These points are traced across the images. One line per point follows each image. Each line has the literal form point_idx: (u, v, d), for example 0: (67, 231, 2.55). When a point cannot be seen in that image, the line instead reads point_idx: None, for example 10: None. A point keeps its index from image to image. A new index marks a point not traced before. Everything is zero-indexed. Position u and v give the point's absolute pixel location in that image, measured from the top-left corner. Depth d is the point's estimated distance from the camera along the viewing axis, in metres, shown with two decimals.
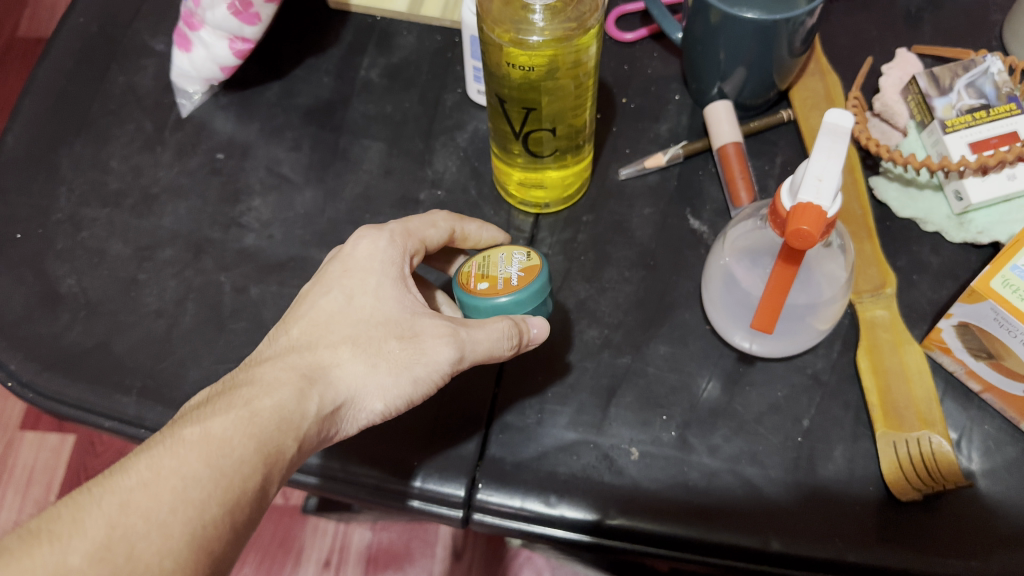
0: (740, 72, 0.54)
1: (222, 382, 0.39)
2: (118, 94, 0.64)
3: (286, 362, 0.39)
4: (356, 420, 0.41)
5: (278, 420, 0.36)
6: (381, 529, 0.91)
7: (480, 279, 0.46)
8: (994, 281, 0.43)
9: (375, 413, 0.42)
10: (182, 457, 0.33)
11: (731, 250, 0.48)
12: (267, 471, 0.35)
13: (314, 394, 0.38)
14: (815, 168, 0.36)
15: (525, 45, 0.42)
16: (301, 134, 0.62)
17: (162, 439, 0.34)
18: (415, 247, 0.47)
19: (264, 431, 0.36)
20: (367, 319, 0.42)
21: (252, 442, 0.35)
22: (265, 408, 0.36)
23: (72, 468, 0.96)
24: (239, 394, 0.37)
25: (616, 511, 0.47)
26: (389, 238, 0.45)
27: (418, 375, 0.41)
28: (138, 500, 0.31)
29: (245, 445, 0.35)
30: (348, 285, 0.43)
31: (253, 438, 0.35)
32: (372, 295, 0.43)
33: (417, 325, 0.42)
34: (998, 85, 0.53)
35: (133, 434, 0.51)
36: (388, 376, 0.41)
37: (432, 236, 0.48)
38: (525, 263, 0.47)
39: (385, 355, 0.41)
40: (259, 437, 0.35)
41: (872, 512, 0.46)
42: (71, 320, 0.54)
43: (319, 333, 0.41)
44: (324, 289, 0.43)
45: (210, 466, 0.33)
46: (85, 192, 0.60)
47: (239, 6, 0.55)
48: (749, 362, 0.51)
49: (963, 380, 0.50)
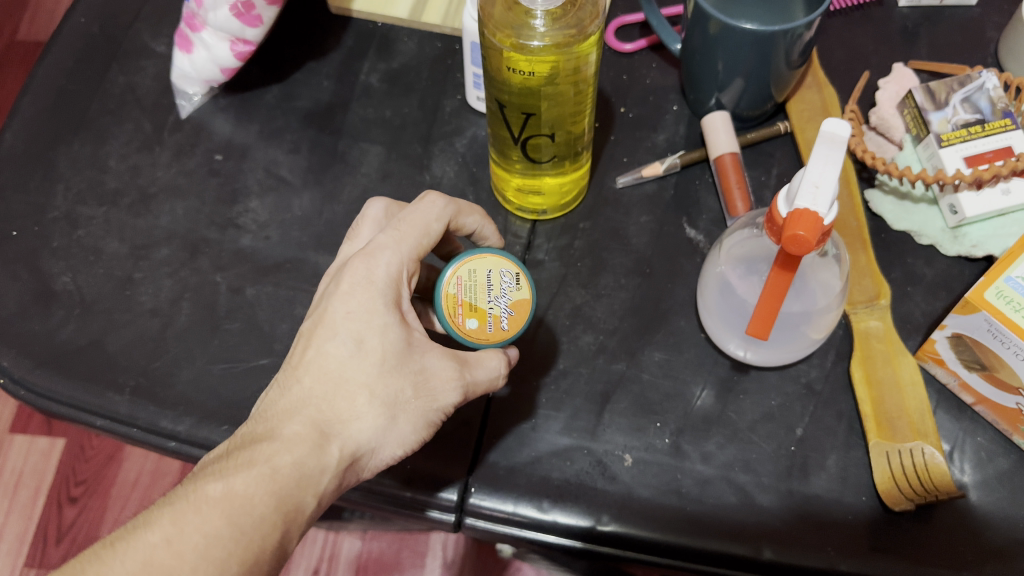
0: (738, 83, 0.55)
1: (237, 433, 0.39)
2: (118, 93, 0.64)
3: (301, 418, 0.39)
4: (374, 467, 0.41)
5: (298, 478, 0.37)
6: (371, 539, 0.90)
7: (469, 312, 0.44)
8: (988, 292, 0.43)
9: (394, 456, 0.41)
10: (204, 514, 0.34)
11: (727, 258, 0.48)
12: (286, 529, 0.36)
13: (333, 448, 0.38)
14: (812, 174, 0.36)
15: (526, 50, 0.43)
16: (300, 137, 0.62)
17: (185, 493, 0.35)
18: (415, 267, 0.43)
19: (285, 488, 0.36)
20: (379, 365, 0.40)
21: (272, 499, 0.36)
22: (283, 469, 0.36)
23: (61, 472, 0.95)
24: (259, 449, 0.37)
25: (608, 517, 0.47)
26: (390, 268, 0.42)
27: (431, 419, 0.41)
28: (161, 557, 0.33)
29: (266, 503, 0.36)
30: (355, 327, 0.40)
31: (274, 495, 0.36)
32: (380, 336, 0.40)
33: (430, 367, 0.41)
34: (993, 100, 0.53)
35: (125, 433, 0.50)
36: (404, 425, 0.40)
37: (425, 245, 0.44)
38: (514, 294, 0.45)
39: (402, 406, 0.40)
40: (280, 498, 0.36)
41: (864, 522, 0.46)
42: (65, 318, 0.54)
43: (330, 382, 0.40)
44: (330, 331, 0.40)
45: (230, 524, 0.34)
46: (83, 191, 0.60)
47: (241, 8, 0.55)
48: (743, 370, 0.51)
49: (956, 392, 0.50)
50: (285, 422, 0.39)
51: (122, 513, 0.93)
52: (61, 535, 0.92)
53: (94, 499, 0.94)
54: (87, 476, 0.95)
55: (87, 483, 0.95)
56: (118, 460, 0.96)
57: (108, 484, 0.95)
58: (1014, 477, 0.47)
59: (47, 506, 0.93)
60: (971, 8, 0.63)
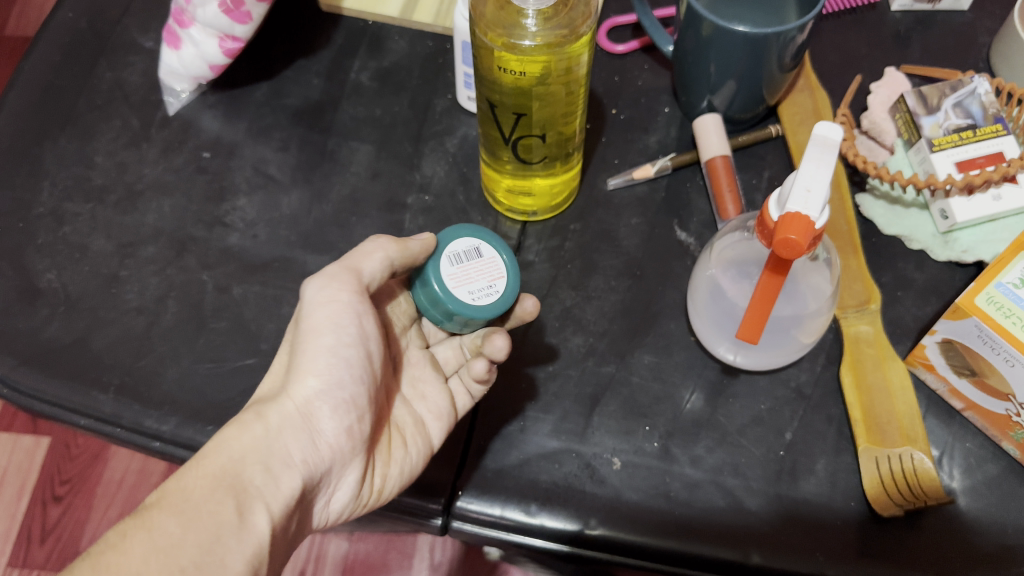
0: (730, 86, 0.54)
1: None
2: (106, 89, 0.63)
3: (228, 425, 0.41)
4: (319, 423, 0.41)
5: (227, 455, 0.38)
6: (359, 539, 0.90)
7: None
8: (978, 298, 0.43)
9: (314, 398, 0.41)
10: (152, 507, 0.35)
11: (717, 260, 0.48)
12: (239, 499, 0.36)
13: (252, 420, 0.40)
14: (805, 179, 0.36)
15: (517, 49, 0.42)
16: (290, 135, 0.61)
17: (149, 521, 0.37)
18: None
19: (215, 467, 0.37)
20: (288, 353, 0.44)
21: (208, 480, 0.37)
22: (213, 450, 0.38)
23: (46, 471, 0.94)
24: None
25: (596, 521, 0.47)
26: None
27: (330, 340, 0.42)
28: (109, 560, 0.33)
29: (201, 477, 0.36)
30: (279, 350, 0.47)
31: (204, 474, 0.37)
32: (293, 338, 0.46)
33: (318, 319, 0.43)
34: (985, 105, 0.53)
35: (109, 432, 0.50)
36: (310, 359, 0.41)
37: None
38: None
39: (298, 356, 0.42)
40: (216, 473, 0.37)
41: (853, 527, 0.46)
42: (49, 315, 0.54)
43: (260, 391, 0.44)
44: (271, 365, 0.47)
45: (176, 514, 0.34)
46: (69, 187, 0.59)
47: (230, 4, 0.55)
48: (733, 374, 0.51)
49: (945, 398, 0.50)
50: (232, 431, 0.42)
51: (107, 513, 0.92)
52: (45, 534, 0.91)
53: (79, 498, 0.93)
54: (72, 475, 0.94)
55: (72, 482, 0.94)
56: (104, 459, 0.95)
57: (94, 482, 0.94)
58: (1003, 483, 0.47)
59: (31, 505, 0.93)
60: (964, 13, 0.63)
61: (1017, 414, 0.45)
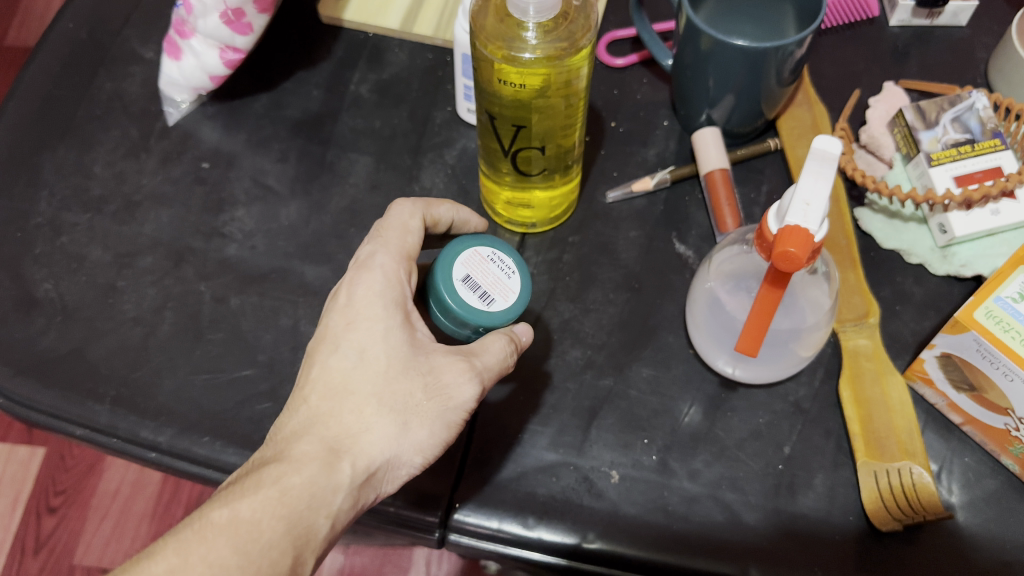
0: (728, 100, 0.55)
1: (252, 461, 0.39)
2: (105, 100, 0.63)
3: (308, 437, 0.38)
4: (390, 481, 0.40)
5: (308, 498, 0.36)
6: (353, 554, 0.89)
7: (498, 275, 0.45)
8: (977, 312, 0.43)
9: (410, 465, 0.40)
10: (210, 543, 0.34)
11: (716, 274, 0.48)
12: (299, 551, 0.36)
13: (343, 465, 0.38)
14: (803, 193, 0.36)
15: (517, 62, 0.42)
16: (289, 146, 0.61)
17: (192, 522, 0.35)
18: (410, 267, 0.43)
19: (294, 510, 0.36)
20: (384, 371, 0.40)
21: (280, 524, 0.36)
22: (293, 487, 0.36)
23: (40, 482, 0.94)
24: (283, 441, 0.39)
25: (594, 535, 0.46)
26: (385, 269, 0.42)
27: (448, 417, 0.40)
28: None
29: (274, 528, 0.35)
30: (356, 339, 0.41)
31: (282, 520, 0.36)
32: (383, 342, 0.40)
33: (437, 365, 0.41)
34: (983, 120, 0.54)
35: (104, 443, 0.50)
36: (416, 433, 0.39)
37: (414, 242, 0.44)
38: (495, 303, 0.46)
39: (412, 411, 0.39)
40: (287, 518, 0.36)
41: (851, 543, 0.46)
42: (46, 325, 0.54)
43: (337, 396, 0.39)
44: (332, 346, 0.41)
45: (239, 555, 0.34)
46: (67, 197, 0.59)
47: (231, 16, 0.55)
48: (731, 388, 0.51)
49: (944, 413, 0.49)
50: (294, 442, 0.38)
51: (101, 525, 0.92)
52: (39, 545, 0.91)
53: (73, 510, 0.92)
54: (66, 486, 0.94)
55: (67, 493, 0.93)
56: (98, 471, 0.94)
57: (89, 494, 0.93)
58: (1003, 498, 0.47)
59: (25, 516, 0.92)
60: (962, 28, 0.64)
61: (1015, 429, 0.45)
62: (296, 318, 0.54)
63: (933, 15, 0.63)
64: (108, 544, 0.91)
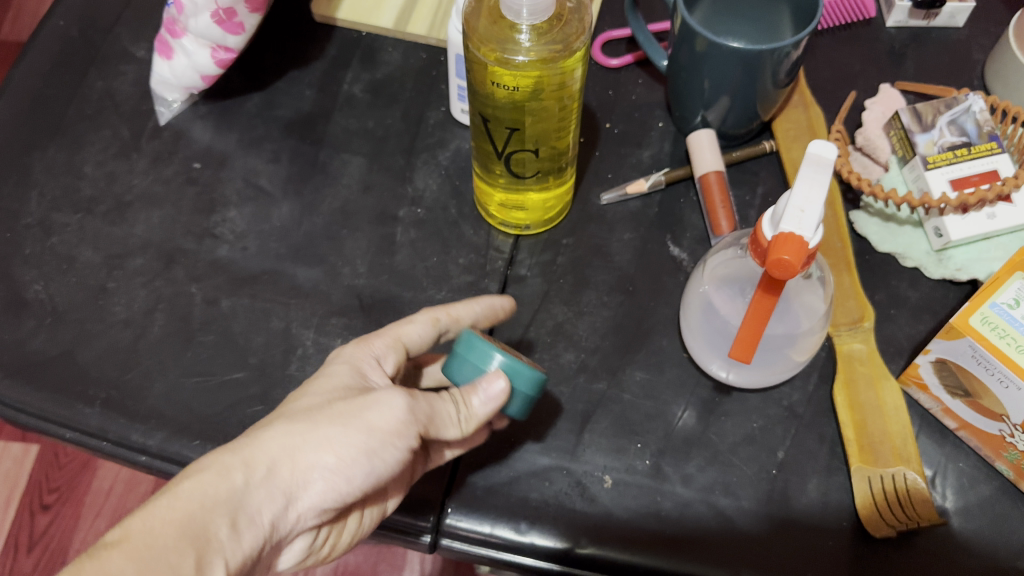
0: (723, 102, 0.54)
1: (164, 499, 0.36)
2: (96, 99, 0.63)
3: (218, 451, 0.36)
4: (304, 493, 0.36)
5: (202, 500, 0.33)
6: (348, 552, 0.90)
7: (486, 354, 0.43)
8: (973, 318, 0.43)
9: (332, 480, 0.36)
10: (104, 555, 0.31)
11: (710, 278, 0.48)
12: (201, 554, 0.32)
13: (242, 464, 0.35)
14: (798, 199, 0.36)
15: (510, 65, 0.42)
16: (281, 146, 0.61)
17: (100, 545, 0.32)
18: (388, 338, 0.43)
19: (188, 511, 0.33)
20: (314, 396, 0.39)
21: (172, 524, 0.32)
22: (186, 490, 0.33)
23: (34, 479, 0.94)
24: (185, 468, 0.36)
25: (587, 540, 0.46)
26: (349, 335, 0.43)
27: (371, 431, 0.37)
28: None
29: (166, 533, 0.32)
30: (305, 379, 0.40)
31: (174, 522, 0.32)
32: (328, 378, 0.40)
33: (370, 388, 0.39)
34: (979, 123, 0.53)
35: (94, 446, 0.49)
36: (345, 438, 0.36)
37: (408, 331, 0.44)
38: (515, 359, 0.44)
39: (330, 414, 0.37)
40: (179, 522, 0.32)
41: (845, 549, 0.46)
42: (35, 327, 0.53)
43: (261, 421, 0.38)
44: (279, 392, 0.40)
45: (135, 559, 0.30)
46: (57, 197, 0.58)
47: (223, 15, 0.54)
48: (725, 392, 0.51)
49: (938, 417, 0.49)
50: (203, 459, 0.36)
51: (95, 523, 0.92)
52: (32, 543, 0.90)
53: (67, 507, 0.92)
54: (60, 484, 0.94)
55: (61, 491, 0.93)
56: (92, 469, 0.94)
57: (82, 491, 0.93)
58: (997, 504, 0.47)
59: (18, 513, 0.92)
60: (958, 30, 0.63)
61: (1010, 435, 0.44)
62: (288, 320, 0.54)
63: (930, 16, 0.62)
64: None
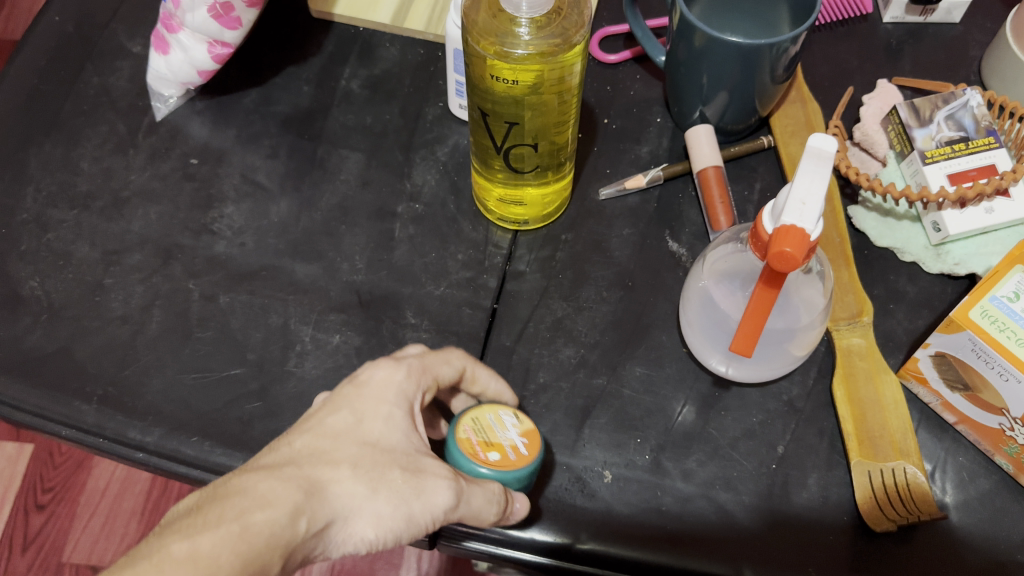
0: (722, 97, 0.54)
1: (194, 493, 0.33)
2: (92, 95, 0.62)
3: (278, 478, 0.34)
4: (332, 547, 0.35)
5: (266, 539, 0.31)
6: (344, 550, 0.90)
7: (486, 448, 0.43)
8: (973, 311, 0.43)
9: (361, 546, 0.36)
10: None
11: (710, 272, 0.48)
12: None
13: (305, 517, 0.33)
14: (799, 192, 0.36)
15: (510, 58, 0.42)
16: (278, 142, 0.61)
17: (147, 553, 0.29)
18: (428, 381, 0.42)
19: (251, 548, 0.30)
20: (373, 442, 0.37)
21: (238, 562, 0.30)
22: (253, 526, 0.31)
23: (28, 479, 0.93)
24: (233, 479, 0.33)
25: (587, 535, 0.46)
26: (411, 365, 0.41)
27: (415, 513, 0.36)
28: None
29: (231, 565, 0.30)
30: (362, 403, 0.39)
31: (239, 557, 0.30)
32: (385, 422, 0.38)
33: (421, 461, 0.38)
34: (977, 117, 0.53)
35: (92, 443, 0.49)
36: (388, 510, 0.36)
37: (446, 374, 0.43)
38: (520, 427, 0.45)
39: (386, 483, 0.36)
40: (248, 557, 0.30)
41: (845, 543, 0.46)
42: (32, 323, 0.53)
43: (318, 452, 0.36)
44: (332, 407, 0.38)
45: None
46: (53, 193, 0.58)
47: (220, 10, 0.54)
48: (725, 387, 0.51)
49: (937, 412, 0.49)
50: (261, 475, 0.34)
51: (90, 522, 0.91)
52: (27, 543, 0.90)
53: (63, 507, 0.92)
54: (55, 484, 0.93)
55: (56, 491, 0.93)
56: (87, 468, 0.94)
57: (77, 491, 0.93)
58: (996, 498, 0.47)
59: (13, 513, 0.92)
60: (955, 25, 0.63)
61: (1010, 429, 0.44)
62: (287, 317, 0.53)
63: (927, 12, 0.62)
64: (97, 541, 0.90)
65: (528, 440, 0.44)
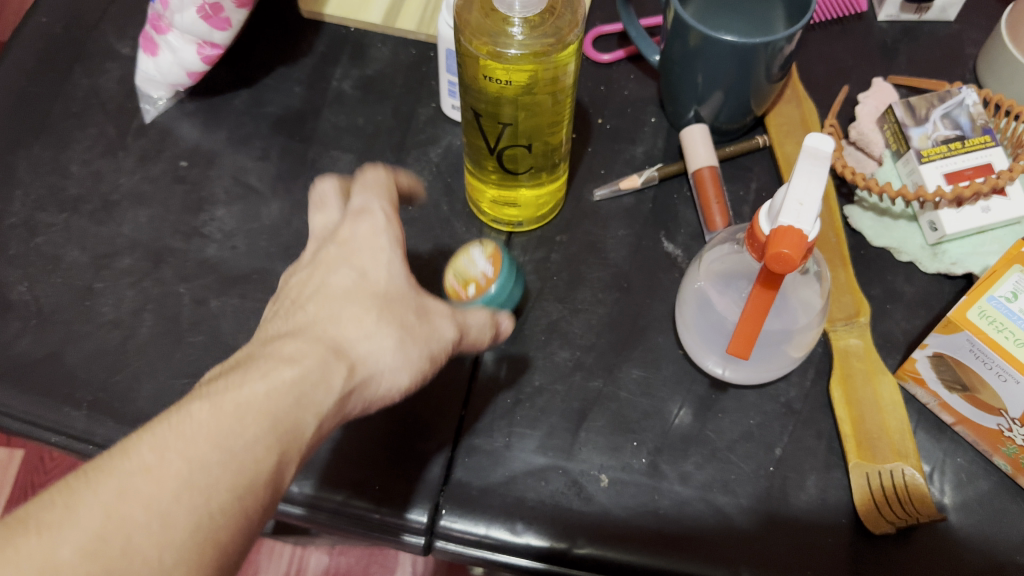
0: (717, 96, 0.54)
1: (221, 367, 0.35)
2: (81, 97, 0.62)
3: (296, 342, 0.36)
4: (359, 403, 0.37)
5: (298, 395, 0.33)
6: (339, 553, 0.90)
7: (464, 285, 0.47)
8: (971, 312, 0.42)
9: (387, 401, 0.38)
10: (190, 438, 0.30)
11: (706, 273, 0.47)
12: (284, 449, 0.32)
13: (337, 372, 0.35)
14: (796, 193, 0.35)
15: (503, 58, 0.41)
16: (269, 144, 0.60)
17: (170, 416, 0.31)
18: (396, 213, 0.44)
19: (284, 405, 0.32)
20: (380, 292, 0.39)
21: (268, 420, 0.32)
22: (285, 384, 0.33)
23: (18, 485, 0.93)
24: (255, 357, 0.35)
25: (584, 540, 0.45)
26: (386, 210, 0.42)
27: (430, 351, 0.39)
28: (138, 484, 0.28)
29: (261, 423, 0.31)
30: (358, 259, 0.40)
31: (269, 416, 0.32)
32: (383, 267, 0.40)
33: (424, 303, 0.40)
34: (973, 116, 0.53)
35: (82, 449, 0.48)
36: (406, 356, 0.38)
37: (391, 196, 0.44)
38: (486, 253, 0.48)
39: (403, 324, 0.39)
40: (285, 412, 0.32)
41: (844, 546, 0.45)
42: (21, 328, 0.52)
43: (335, 309, 0.38)
44: (333, 270, 0.40)
45: (223, 453, 0.30)
46: (42, 197, 0.57)
47: (210, 10, 0.54)
48: (722, 389, 0.50)
49: (936, 413, 0.49)
50: (283, 343, 0.36)
51: None
52: None
53: None
54: (45, 489, 0.93)
55: None
56: None
57: None
58: (996, 500, 0.47)
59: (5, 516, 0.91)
60: (950, 24, 0.63)
61: (1008, 429, 0.44)
62: None
63: (922, 10, 0.62)
64: None
65: (493, 261, 0.48)
